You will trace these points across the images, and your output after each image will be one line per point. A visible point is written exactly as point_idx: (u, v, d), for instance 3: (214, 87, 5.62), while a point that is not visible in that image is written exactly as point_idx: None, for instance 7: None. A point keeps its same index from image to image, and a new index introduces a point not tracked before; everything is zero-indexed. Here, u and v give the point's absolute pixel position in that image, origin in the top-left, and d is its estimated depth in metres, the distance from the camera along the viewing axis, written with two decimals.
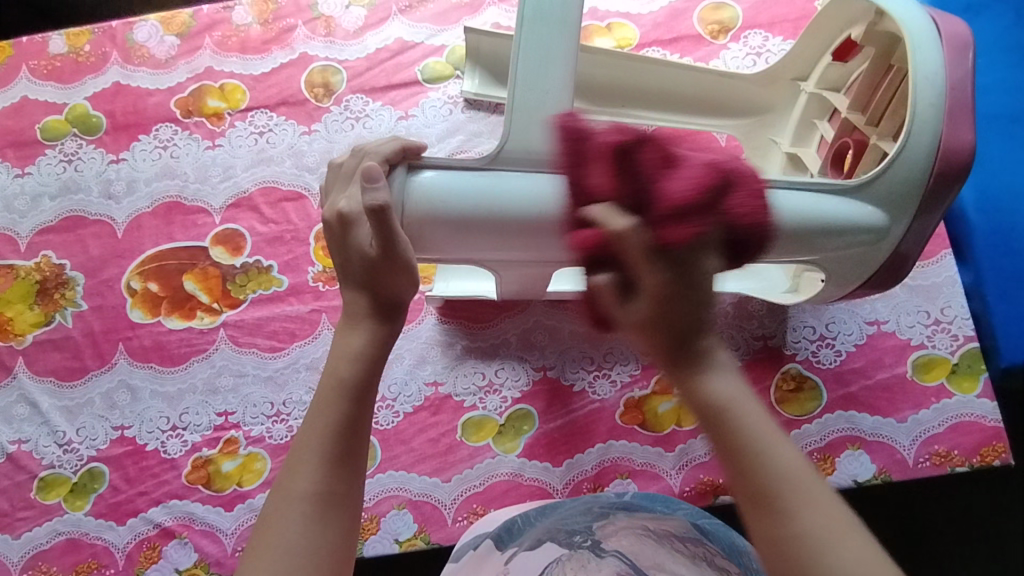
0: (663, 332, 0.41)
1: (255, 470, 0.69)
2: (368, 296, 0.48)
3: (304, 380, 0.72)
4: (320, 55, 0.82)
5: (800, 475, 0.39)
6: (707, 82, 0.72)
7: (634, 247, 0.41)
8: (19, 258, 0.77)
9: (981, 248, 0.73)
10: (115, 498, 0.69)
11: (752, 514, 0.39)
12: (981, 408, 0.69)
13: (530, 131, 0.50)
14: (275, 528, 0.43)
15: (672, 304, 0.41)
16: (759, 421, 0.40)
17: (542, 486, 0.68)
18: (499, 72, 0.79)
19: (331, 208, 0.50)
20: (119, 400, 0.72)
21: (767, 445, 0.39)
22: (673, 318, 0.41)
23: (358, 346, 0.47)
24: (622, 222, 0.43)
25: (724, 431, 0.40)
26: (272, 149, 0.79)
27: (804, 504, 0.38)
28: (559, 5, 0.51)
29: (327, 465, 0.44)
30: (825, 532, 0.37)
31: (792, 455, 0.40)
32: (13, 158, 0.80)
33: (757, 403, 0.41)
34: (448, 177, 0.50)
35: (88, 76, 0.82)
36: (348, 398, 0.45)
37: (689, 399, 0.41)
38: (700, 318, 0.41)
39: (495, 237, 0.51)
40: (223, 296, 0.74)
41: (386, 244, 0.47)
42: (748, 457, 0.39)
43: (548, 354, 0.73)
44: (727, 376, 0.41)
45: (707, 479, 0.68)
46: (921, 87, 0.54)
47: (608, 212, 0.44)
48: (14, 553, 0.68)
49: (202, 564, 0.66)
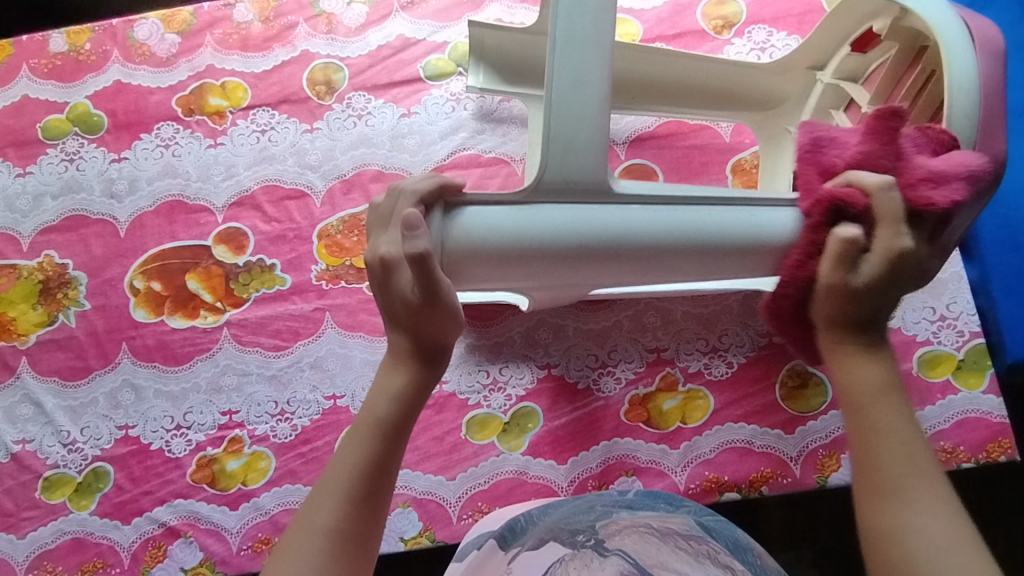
0: (863, 302, 0.49)
1: (260, 468, 0.69)
2: (411, 337, 0.50)
3: (308, 379, 0.72)
4: (322, 52, 0.82)
5: (927, 476, 0.45)
6: (719, 73, 0.72)
7: (886, 207, 0.48)
8: (21, 258, 0.76)
9: (987, 244, 0.73)
10: (120, 497, 0.69)
11: (870, 494, 0.46)
12: (986, 404, 0.69)
13: (567, 158, 0.48)
14: (291, 557, 0.45)
15: (894, 273, 0.48)
16: (900, 421, 0.47)
17: (547, 484, 0.68)
18: (506, 68, 0.75)
19: (373, 250, 0.50)
20: (123, 400, 0.72)
21: (905, 441, 0.46)
22: (881, 286, 0.48)
23: (398, 386, 0.49)
24: (876, 180, 0.49)
25: (866, 416, 0.48)
26: (274, 147, 0.79)
27: (924, 503, 0.44)
28: (591, 25, 0.49)
29: (351, 502, 0.46)
30: (938, 531, 0.43)
31: (926, 458, 0.46)
32: (15, 158, 0.79)
33: (907, 410, 0.48)
34: (488, 214, 0.50)
35: (89, 75, 0.82)
36: (381, 438, 0.48)
37: (840, 380, 0.50)
38: (888, 300, 0.49)
39: (529, 269, 0.52)
40: (226, 295, 0.74)
41: (429, 291, 0.47)
42: (882, 446, 0.46)
43: (552, 351, 0.72)
44: (880, 372, 0.49)
45: (713, 476, 0.68)
46: (956, 97, 0.53)
47: (858, 173, 0.50)
48: (19, 553, 0.68)
49: (207, 563, 0.67)
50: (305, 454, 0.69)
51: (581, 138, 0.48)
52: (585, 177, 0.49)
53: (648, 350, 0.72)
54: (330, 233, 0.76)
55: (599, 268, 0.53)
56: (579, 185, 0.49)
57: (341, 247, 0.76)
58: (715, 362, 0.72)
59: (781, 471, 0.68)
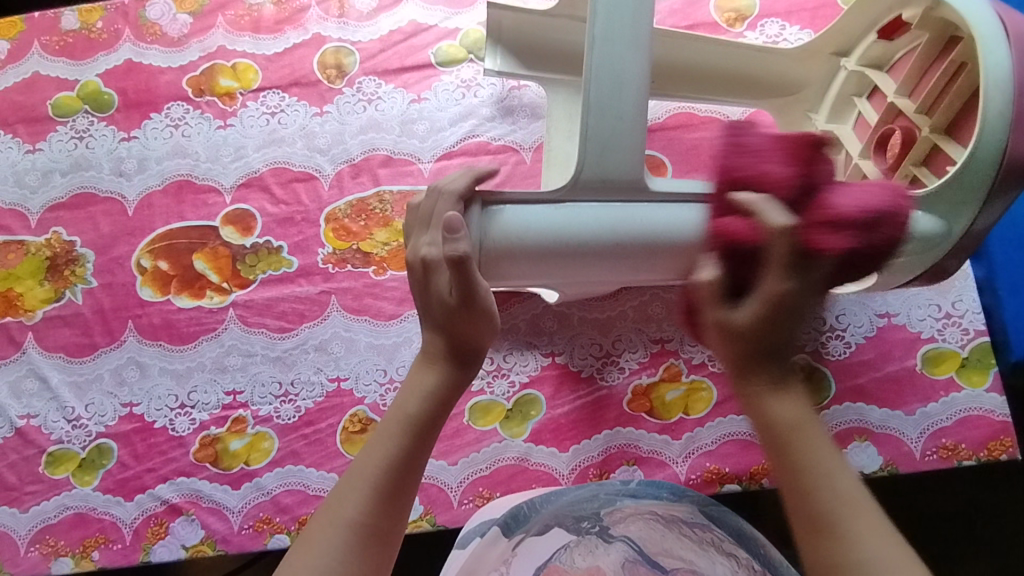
0: (765, 340, 0.43)
1: (263, 449, 0.69)
2: (445, 339, 0.50)
3: (313, 361, 0.72)
4: (334, 36, 0.82)
5: (856, 501, 0.40)
6: (736, 56, 0.72)
7: (779, 250, 0.43)
8: (29, 234, 0.77)
9: (994, 243, 0.74)
10: (123, 474, 0.69)
11: (810, 537, 0.40)
12: (989, 402, 0.69)
13: (605, 156, 0.50)
14: (313, 552, 0.43)
15: (785, 314, 0.42)
16: (822, 446, 0.42)
17: (549, 472, 0.69)
18: (522, 53, 0.74)
19: (414, 251, 0.51)
20: (128, 377, 0.72)
21: (827, 473, 0.41)
22: (776, 328, 0.42)
23: (430, 386, 0.49)
24: (779, 217, 0.44)
25: (787, 451, 0.42)
26: (283, 130, 0.79)
27: (863, 536, 0.39)
28: (631, 25, 0.50)
29: (378, 497, 0.45)
30: (885, 562, 0.38)
31: (848, 481, 0.41)
32: (24, 134, 0.79)
33: (826, 436, 0.43)
34: (528, 212, 0.52)
35: (100, 53, 0.82)
36: (411, 434, 0.47)
37: (757, 419, 0.43)
38: (795, 329, 0.43)
39: (566, 267, 0.54)
40: (232, 276, 0.74)
41: (466, 294, 0.48)
42: (809, 480, 0.41)
43: (557, 340, 0.73)
44: (797, 399, 0.43)
45: (714, 468, 0.68)
46: (991, 96, 0.54)
47: (764, 202, 0.46)
48: (22, 527, 0.68)
49: (209, 541, 0.67)
50: (308, 435, 0.70)
51: (623, 134, 0.50)
52: (621, 174, 0.51)
53: (653, 340, 0.72)
54: (338, 217, 0.76)
55: (632, 265, 0.55)
56: (617, 181, 0.51)
57: (348, 231, 0.76)
58: None
59: None
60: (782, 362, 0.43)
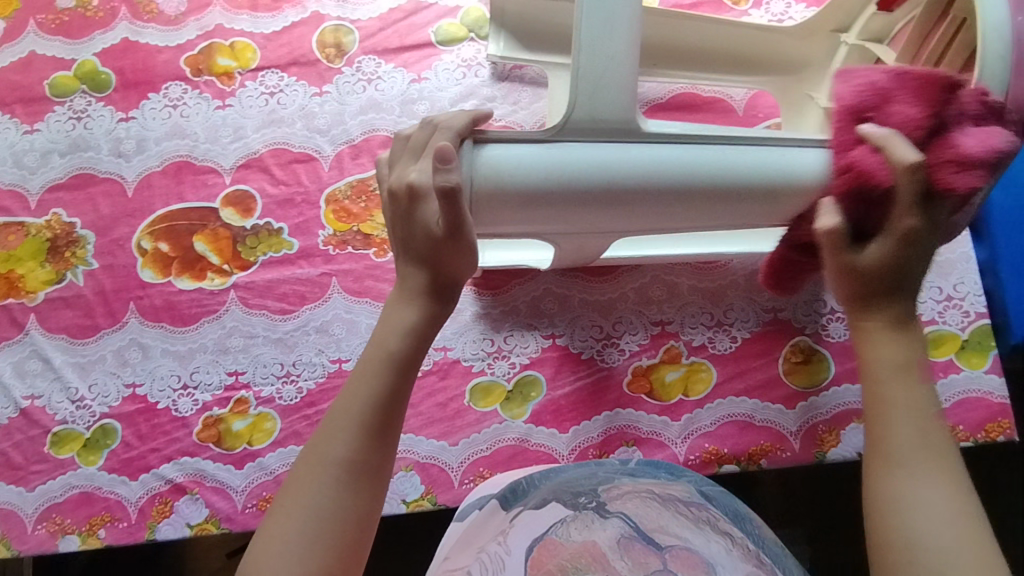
0: (879, 276, 0.47)
1: (265, 429, 0.70)
2: (427, 273, 0.49)
3: (314, 342, 0.72)
4: (332, 14, 0.81)
5: (935, 450, 0.44)
6: (736, 37, 0.72)
7: (907, 189, 0.45)
8: (29, 216, 0.76)
9: (997, 226, 0.74)
10: (128, 453, 0.69)
11: (873, 465, 0.45)
12: (988, 384, 0.69)
13: (595, 99, 0.51)
14: (304, 489, 0.44)
15: (909, 245, 0.46)
16: (914, 396, 0.45)
17: (548, 452, 0.69)
18: (527, 34, 0.77)
19: (400, 177, 0.50)
20: (130, 358, 0.72)
21: (915, 418, 0.45)
22: (901, 262, 0.46)
23: (410, 322, 0.49)
24: (908, 158, 0.45)
25: (878, 387, 0.46)
26: (282, 110, 0.78)
27: (930, 476, 0.43)
28: None
29: (366, 433, 0.45)
30: (939, 502, 0.42)
31: (934, 430, 0.44)
32: (22, 115, 0.79)
33: (925, 388, 0.46)
34: (516, 152, 0.52)
35: (97, 32, 0.81)
36: (394, 372, 0.47)
37: (865, 352, 0.47)
38: (920, 267, 0.46)
39: (553, 212, 0.54)
40: (233, 258, 0.74)
41: (454, 227, 0.47)
42: (891, 418, 0.45)
43: (557, 321, 0.73)
44: (906, 346, 0.47)
45: (713, 448, 0.69)
46: (990, 37, 0.54)
47: (895, 141, 0.47)
48: (29, 505, 0.68)
49: (212, 519, 0.68)
50: (310, 416, 0.70)
51: (611, 84, 0.51)
52: (611, 119, 0.52)
53: (653, 323, 0.73)
54: (338, 199, 0.76)
55: (624, 213, 0.55)
56: (606, 126, 0.52)
57: (349, 213, 0.76)
58: (718, 336, 0.72)
59: (781, 445, 0.69)
60: (898, 293, 0.47)
